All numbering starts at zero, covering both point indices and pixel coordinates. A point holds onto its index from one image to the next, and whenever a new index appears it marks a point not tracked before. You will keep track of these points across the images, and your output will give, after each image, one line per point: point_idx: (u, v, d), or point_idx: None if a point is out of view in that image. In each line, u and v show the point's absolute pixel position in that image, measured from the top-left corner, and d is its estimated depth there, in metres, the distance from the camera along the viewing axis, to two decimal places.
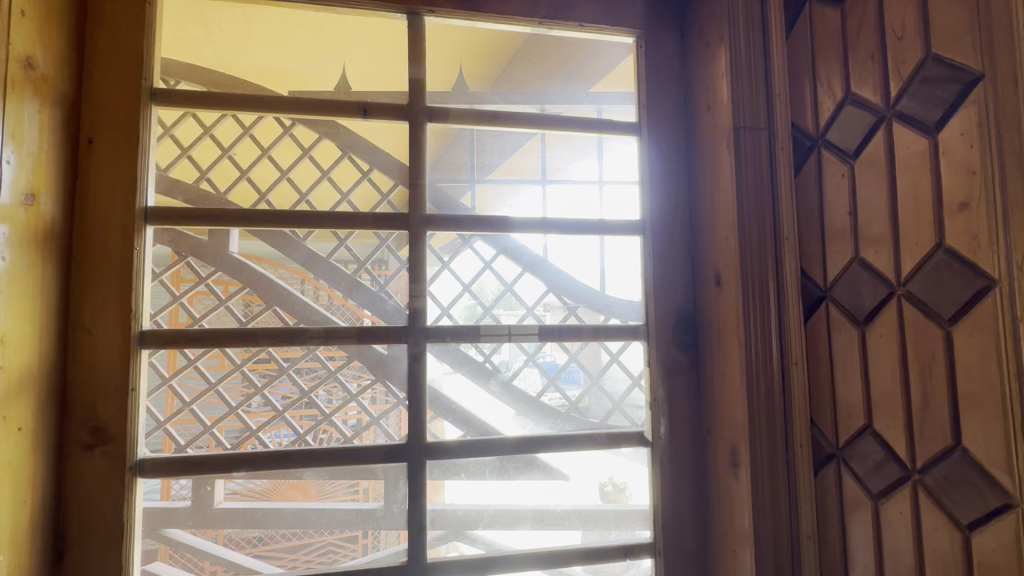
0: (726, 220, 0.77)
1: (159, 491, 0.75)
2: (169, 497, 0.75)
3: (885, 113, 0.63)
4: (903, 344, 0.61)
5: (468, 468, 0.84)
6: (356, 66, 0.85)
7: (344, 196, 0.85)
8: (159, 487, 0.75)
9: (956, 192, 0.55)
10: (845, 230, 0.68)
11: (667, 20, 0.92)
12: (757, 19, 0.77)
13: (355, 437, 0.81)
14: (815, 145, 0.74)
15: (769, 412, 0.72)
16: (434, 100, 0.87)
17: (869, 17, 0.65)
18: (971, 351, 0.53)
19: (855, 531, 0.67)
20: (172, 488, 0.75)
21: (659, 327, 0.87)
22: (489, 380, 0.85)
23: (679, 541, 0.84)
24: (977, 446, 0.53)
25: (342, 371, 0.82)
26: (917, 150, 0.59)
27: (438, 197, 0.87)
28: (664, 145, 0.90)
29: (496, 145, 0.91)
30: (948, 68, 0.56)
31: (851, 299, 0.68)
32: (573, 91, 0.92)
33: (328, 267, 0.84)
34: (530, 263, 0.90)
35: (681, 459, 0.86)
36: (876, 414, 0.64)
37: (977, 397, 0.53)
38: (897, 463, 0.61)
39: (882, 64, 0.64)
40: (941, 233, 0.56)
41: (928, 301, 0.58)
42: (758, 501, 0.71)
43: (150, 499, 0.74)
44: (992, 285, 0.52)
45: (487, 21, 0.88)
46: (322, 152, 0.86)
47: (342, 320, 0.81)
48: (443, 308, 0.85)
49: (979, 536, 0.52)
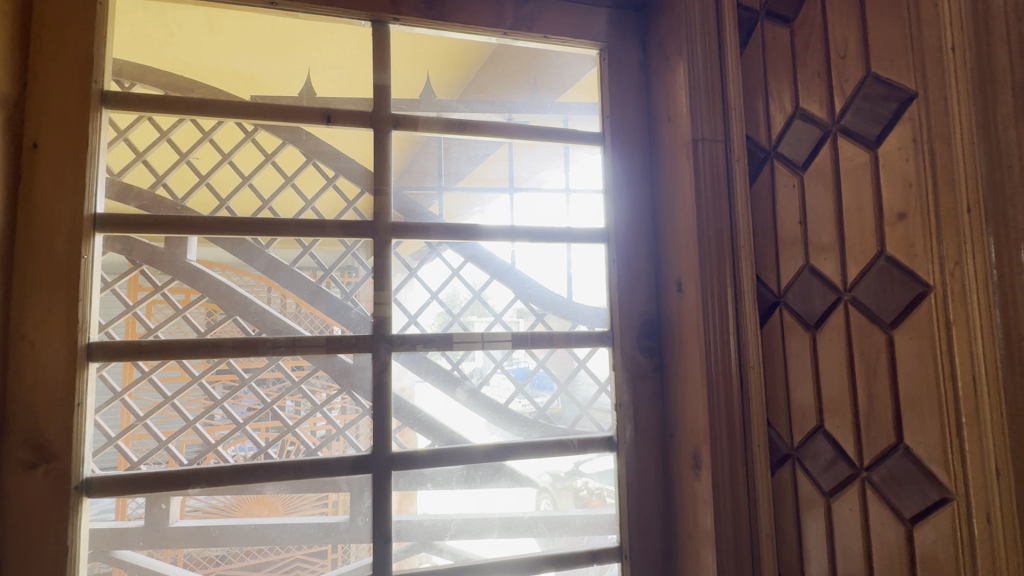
0: (686, 228, 0.80)
1: (113, 511, 0.72)
2: (125, 517, 0.72)
3: (830, 127, 0.67)
4: (851, 346, 0.64)
5: (435, 478, 0.83)
6: (321, 71, 0.84)
7: (309, 203, 0.82)
8: (113, 507, 0.72)
9: (896, 203, 0.58)
10: (797, 239, 0.71)
11: (630, 33, 0.94)
12: (713, 35, 0.80)
13: (319, 450, 0.79)
14: (768, 157, 0.77)
15: (729, 415, 0.74)
16: (400, 107, 0.87)
17: (815, 37, 0.69)
18: (911, 353, 0.56)
19: (810, 529, 0.69)
20: (128, 506, 0.72)
21: (623, 333, 0.89)
22: (455, 389, 0.85)
23: (646, 544, 0.86)
24: (918, 444, 0.55)
25: (307, 381, 0.80)
26: (860, 162, 0.62)
27: (404, 205, 0.86)
28: (628, 154, 0.92)
29: (463, 153, 0.91)
30: (886, 87, 0.60)
31: (803, 303, 0.70)
32: (539, 100, 0.93)
33: (291, 275, 0.82)
34: (497, 270, 0.90)
35: (646, 462, 0.87)
36: (827, 414, 0.67)
37: (916, 396, 0.56)
38: (847, 460, 0.64)
39: (827, 81, 0.67)
40: (882, 242, 0.60)
41: (872, 306, 0.61)
42: (719, 502, 0.73)
43: (103, 519, 0.71)
44: (927, 291, 0.55)
45: (453, 30, 0.88)
46: (285, 157, 0.83)
47: (308, 329, 0.80)
48: (410, 317, 0.84)
49: (921, 529, 0.55)
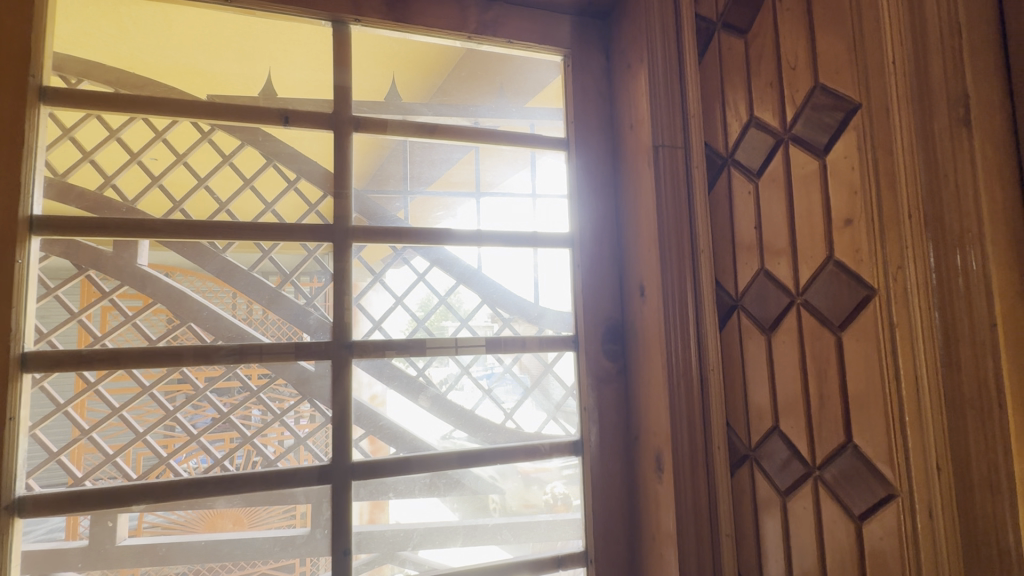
0: (648, 233, 0.81)
1: (63, 530, 0.68)
2: (75, 537, 0.69)
3: (782, 136, 0.69)
4: (803, 349, 0.66)
5: (397, 487, 0.81)
6: (280, 71, 0.82)
7: (269, 207, 0.80)
8: (64, 526, 0.68)
9: (843, 209, 0.60)
10: (752, 244, 0.73)
11: (593, 41, 0.95)
12: (673, 44, 0.82)
13: (278, 461, 0.76)
14: (726, 164, 0.78)
15: (690, 417, 0.75)
16: (362, 109, 0.85)
17: (767, 48, 0.71)
18: (857, 354, 0.58)
19: (768, 529, 0.70)
20: (79, 525, 0.69)
21: (588, 337, 0.89)
22: (418, 395, 0.84)
23: (611, 548, 0.86)
24: (867, 442, 0.57)
25: (266, 391, 0.77)
26: (810, 170, 0.65)
27: (367, 208, 0.84)
28: (591, 160, 0.93)
29: (428, 156, 0.90)
30: (833, 98, 0.62)
31: (758, 307, 0.72)
32: (505, 106, 0.94)
33: (248, 280, 0.79)
34: (462, 274, 0.89)
35: (611, 465, 0.88)
36: (782, 415, 0.68)
37: (864, 396, 0.58)
38: (801, 460, 0.65)
39: (778, 90, 0.69)
40: (831, 246, 0.62)
41: (822, 309, 0.63)
42: (680, 504, 0.74)
43: (53, 538, 0.68)
44: (872, 294, 0.57)
45: (416, 33, 0.88)
46: (244, 159, 0.80)
47: (269, 336, 0.77)
48: (374, 322, 0.83)
49: (869, 525, 0.57)
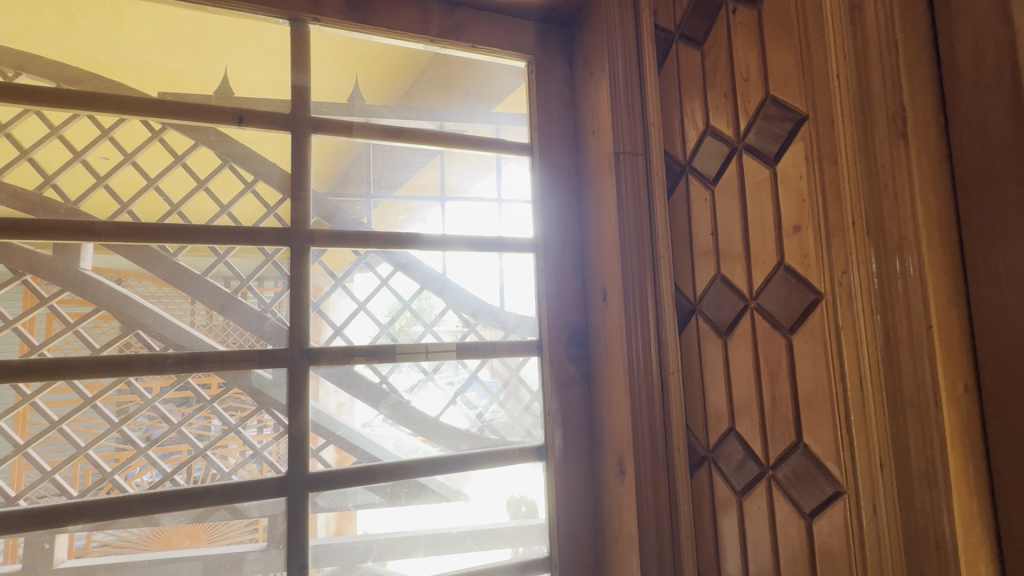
0: (610, 238, 0.82)
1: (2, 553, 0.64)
2: (12, 560, 0.64)
3: (735, 145, 0.71)
4: (756, 351, 0.67)
5: (357, 497, 0.79)
6: (235, 69, 0.79)
7: (225, 208, 0.77)
8: (2, 549, 0.64)
9: (792, 217, 0.63)
10: (709, 249, 0.75)
11: (556, 48, 0.96)
12: (633, 53, 0.84)
13: (233, 473, 0.73)
14: (684, 171, 0.80)
15: (651, 419, 0.76)
16: (321, 111, 0.83)
17: (722, 59, 0.73)
18: (806, 356, 0.61)
19: (725, 528, 0.71)
20: (18, 547, 0.65)
21: (552, 341, 0.90)
22: (380, 403, 0.82)
23: (575, 552, 0.86)
24: (817, 442, 0.59)
25: (220, 401, 0.74)
26: (762, 178, 0.67)
27: (327, 211, 0.82)
28: (555, 166, 0.93)
29: (391, 160, 0.88)
30: (782, 109, 0.64)
31: (715, 310, 0.74)
32: (469, 110, 0.93)
33: (201, 284, 0.76)
34: (426, 279, 0.88)
35: (575, 469, 0.88)
36: (738, 417, 0.70)
37: (813, 397, 0.60)
38: (755, 460, 0.67)
39: (732, 101, 0.71)
40: (782, 252, 0.64)
41: (773, 313, 0.65)
42: (641, 506, 0.75)
43: None
44: (819, 297, 0.59)
45: (377, 34, 0.86)
46: (198, 159, 0.77)
47: (224, 343, 0.75)
48: (335, 328, 0.81)
49: (819, 522, 0.59)
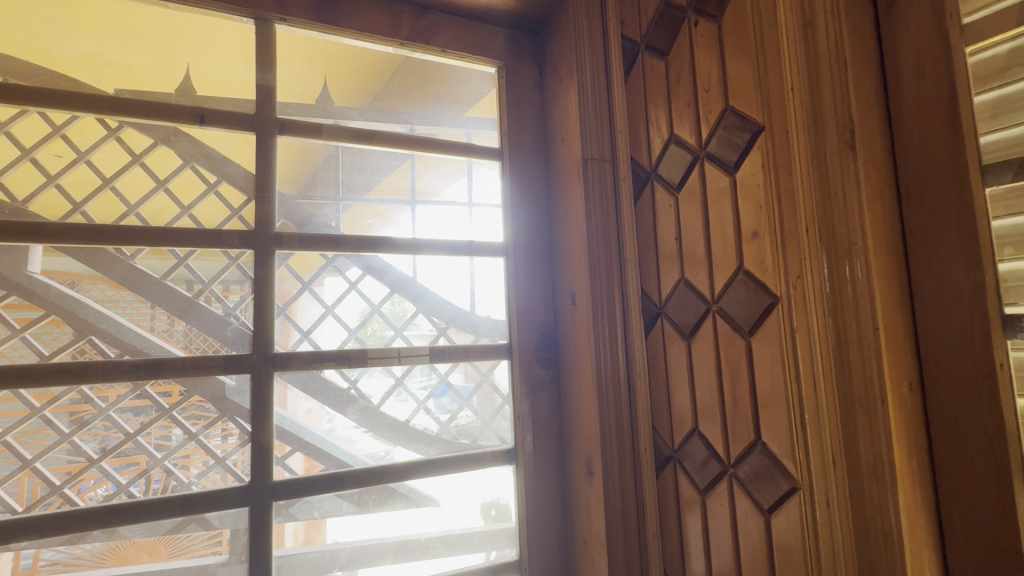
0: (579, 244, 0.84)
1: None
2: None
3: (698, 153, 0.73)
4: (718, 353, 0.69)
5: (323, 505, 0.77)
6: (197, 67, 0.77)
7: (185, 210, 0.75)
8: None
9: (750, 224, 0.65)
10: (673, 254, 0.77)
11: (526, 54, 0.97)
12: (601, 63, 0.86)
13: (193, 484, 0.71)
14: (650, 177, 0.82)
15: (618, 420, 0.78)
16: (287, 112, 0.82)
17: (685, 70, 0.75)
18: (764, 357, 0.63)
19: (689, 527, 0.73)
20: None
21: (521, 344, 0.90)
22: (347, 408, 0.81)
23: (545, 555, 0.86)
24: (773, 440, 0.62)
25: (180, 409, 0.72)
26: (722, 186, 0.69)
27: (294, 214, 0.81)
28: (524, 172, 0.94)
29: (361, 163, 0.87)
30: (741, 120, 0.67)
31: (679, 313, 0.76)
32: (440, 114, 0.93)
33: (160, 288, 0.73)
34: (395, 282, 0.87)
35: (544, 472, 0.89)
36: (701, 418, 0.72)
37: (770, 396, 0.62)
38: (717, 459, 0.69)
39: (695, 111, 0.73)
40: (741, 258, 0.66)
41: (733, 316, 0.67)
42: (609, 506, 0.76)
43: None
44: (775, 301, 0.62)
45: (345, 35, 0.85)
46: (157, 159, 0.74)
47: (184, 349, 0.72)
48: (303, 333, 0.79)
49: (776, 518, 0.61)
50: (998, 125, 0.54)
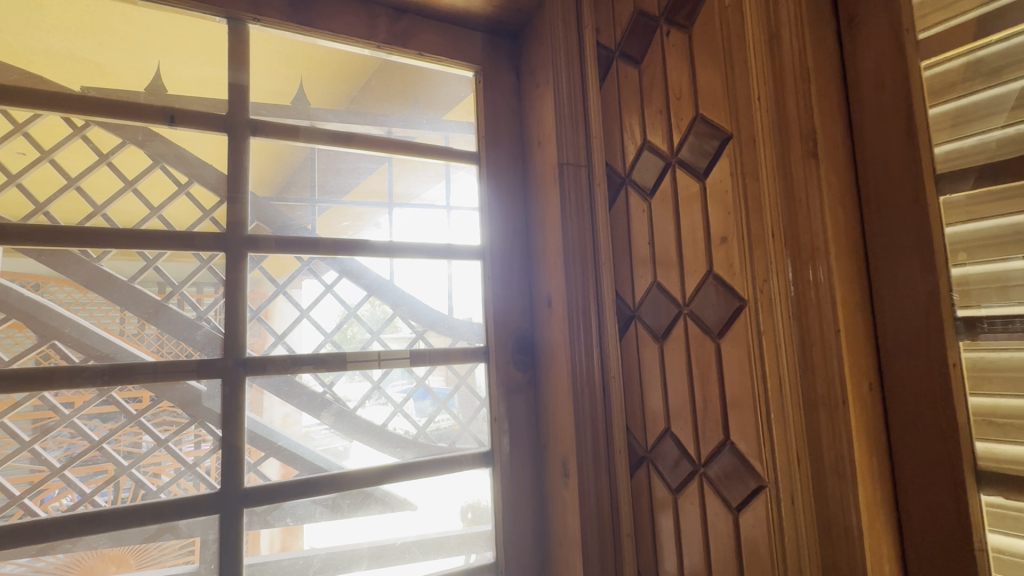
0: (555, 248, 0.85)
1: None
2: None
3: (670, 159, 0.74)
4: (689, 355, 0.71)
5: (295, 511, 0.76)
6: (168, 66, 0.76)
7: (155, 211, 0.73)
8: None
9: (719, 229, 0.67)
10: (647, 257, 0.78)
11: (503, 59, 0.98)
12: (577, 69, 0.87)
13: (161, 492, 0.69)
14: (624, 182, 0.83)
15: (593, 422, 0.79)
16: (261, 113, 0.81)
17: (657, 77, 0.77)
18: (732, 358, 0.65)
19: (662, 526, 0.74)
20: None
21: (498, 347, 0.91)
22: (322, 412, 0.80)
23: (520, 556, 0.87)
24: (741, 440, 0.63)
25: (149, 415, 0.70)
26: (693, 191, 0.71)
27: (268, 216, 0.80)
28: (501, 176, 0.95)
29: (337, 165, 0.86)
30: (711, 127, 0.69)
31: (652, 316, 0.77)
32: (417, 117, 0.93)
33: (127, 291, 0.71)
34: (372, 285, 0.86)
35: (520, 474, 0.89)
36: (673, 419, 0.73)
37: (738, 397, 0.64)
38: (688, 459, 0.70)
39: (667, 118, 0.75)
40: (711, 262, 0.68)
41: (703, 319, 0.69)
42: (584, 507, 0.77)
43: None
44: (743, 304, 0.64)
45: (321, 37, 0.84)
46: (125, 159, 0.73)
47: (152, 353, 0.71)
48: (277, 336, 0.78)
49: (744, 515, 0.62)
50: (957, 134, 0.56)
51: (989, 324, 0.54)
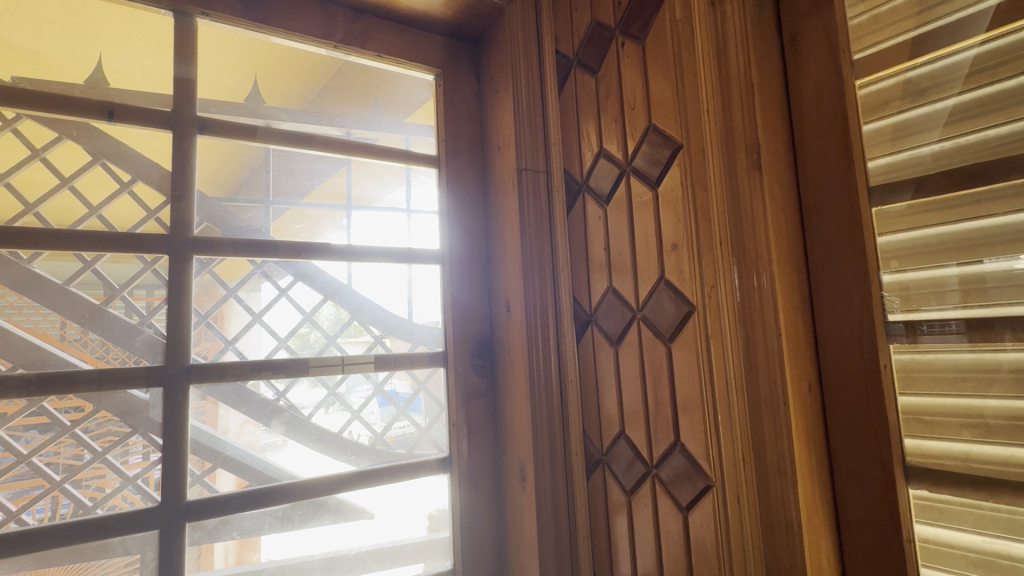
0: (514, 253, 0.85)
1: None
2: None
3: (625, 167, 0.76)
4: (641, 358, 0.73)
5: (243, 524, 0.73)
6: (110, 58, 0.72)
7: (95, 211, 0.70)
8: None
9: (671, 236, 0.69)
10: (603, 263, 0.79)
11: (463, 64, 0.98)
12: (536, 77, 0.88)
13: (97, 507, 0.65)
14: (581, 189, 0.84)
15: (550, 425, 0.80)
16: (208, 110, 0.77)
17: (613, 86, 0.78)
18: (681, 361, 0.66)
19: (617, 528, 0.75)
20: None
21: (457, 352, 0.90)
22: (272, 420, 0.77)
23: (478, 562, 0.86)
24: (690, 441, 0.65)
25: (85, 426, 0.66)
26: (646, 199, 0.73)
27: (216, 217, 0.77)
28: (461, 180, 0.95)
29: (293, 166, 0.84)
30: (663, 137, 0.70)
31: (607, 321, 0.79)
32: (376, 119, 0.92)
33: (63, 294, 0.67)
34: (327, 289, 0.84)
35: (479, 479, 0.89)
36: (628, 422, 0.75)
37: (688, 400, 0.65)
38: (642, 460, 0.72)
39: (622, 126, 0.77)
40: (663, 268, 0.70)
41: (655, 323, 0.71)
42: (541, 511, 0.78)
43: None
44: (691, 310, 0.66)
45: (275, 34, 0.82)
46: (62, 155, 0.69)
47: (89, 361, 0.67)
48: (227, 341, 0.75)
49: (693, 515, 0.64)
50: (894, 148, 0.59)
51: (929, 326, 0.56)
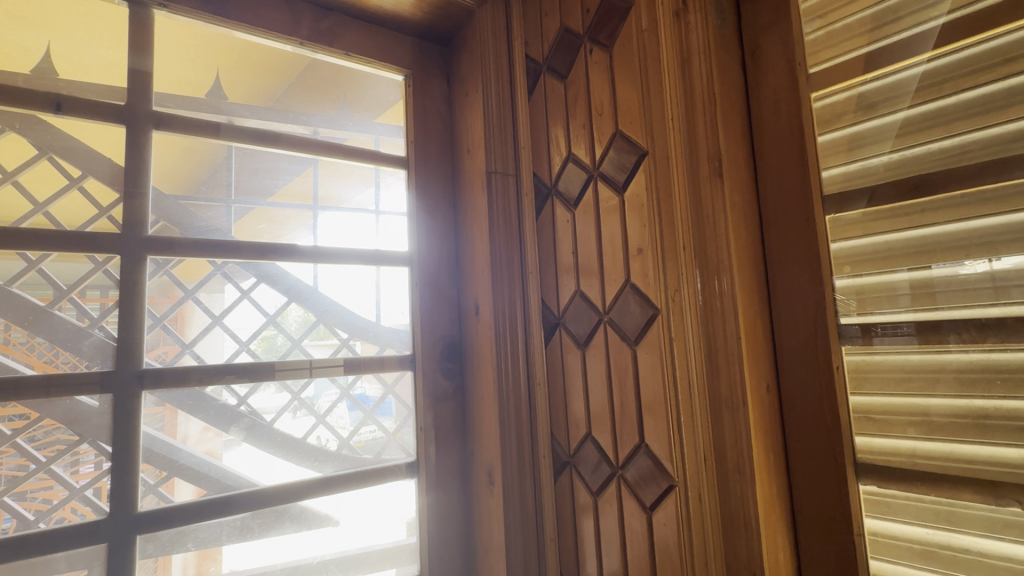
0: (483, 255, 0.85)
1: None
2: None
3: (593, 172, 0.77)
4: (607, 360, 0.74)
5: (198, 535, 0.70)
6: (58, 48, 0.68)
7: (41, 207, 0.66)
8: None
9: (636, 240, 0.70)
10: (571, 266, 0.80)
11: (434, 65, 0.98)
12: (506, 81, 0.89)
13: (40, 521, 0.62)
14: (550, 193, 0.85)
15: (518, 428, 0.81)
16: (167, 105, 0.75)
17: (581, 92, 0.79)
18: (646, 364, 0.68)
19: (584, 529, 0.76)
20: None
21: (426, 356, 0.90)
22: (232, 426, 0.75)
23: (446, 567, 0.86)
24: (654, 442, 0.66)
25: (27, 434, 0.62)
26: (613, 203, 0.74)
27: (173, 215, 0.74)
28: (431, 183, 0.94)
29: (258, 165, 0.82)
30: (629, 143, 0.72)
31: (575, 324, 0.79)
32: (345, 118, 0.90)
33: (4, 296, 0.63)
34: (291, 290, 0.82)
35: (447, 483, 0.88)
36: (594, 424, 0.75)
37: (653, 401, 0.66)
38: (607, 462, 0.73)
39: (590, 131, 0.78)
40: (629, 272, 0.71)
41: (621, 326, 0.72)
42: (508, 513, 0.78)
43: None
44: (656, 313, 0.67)
45: (238, 29, 0.80)
46: (5, 147, 0.65)
47: (33, 366, 0.63)
48: (184, 345, 0.72)
49: (656, 514, 0.65)
50: (847, 159, 0.62)
51: (882, 328, 0.59)
